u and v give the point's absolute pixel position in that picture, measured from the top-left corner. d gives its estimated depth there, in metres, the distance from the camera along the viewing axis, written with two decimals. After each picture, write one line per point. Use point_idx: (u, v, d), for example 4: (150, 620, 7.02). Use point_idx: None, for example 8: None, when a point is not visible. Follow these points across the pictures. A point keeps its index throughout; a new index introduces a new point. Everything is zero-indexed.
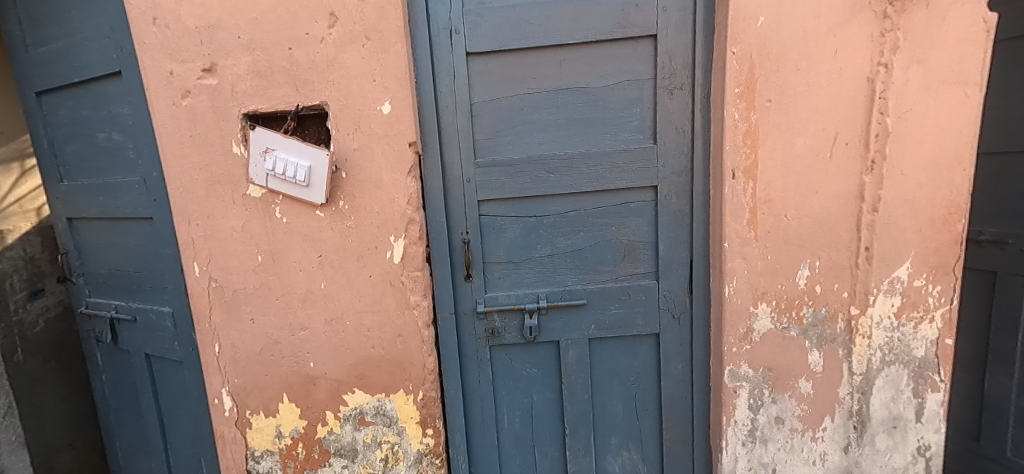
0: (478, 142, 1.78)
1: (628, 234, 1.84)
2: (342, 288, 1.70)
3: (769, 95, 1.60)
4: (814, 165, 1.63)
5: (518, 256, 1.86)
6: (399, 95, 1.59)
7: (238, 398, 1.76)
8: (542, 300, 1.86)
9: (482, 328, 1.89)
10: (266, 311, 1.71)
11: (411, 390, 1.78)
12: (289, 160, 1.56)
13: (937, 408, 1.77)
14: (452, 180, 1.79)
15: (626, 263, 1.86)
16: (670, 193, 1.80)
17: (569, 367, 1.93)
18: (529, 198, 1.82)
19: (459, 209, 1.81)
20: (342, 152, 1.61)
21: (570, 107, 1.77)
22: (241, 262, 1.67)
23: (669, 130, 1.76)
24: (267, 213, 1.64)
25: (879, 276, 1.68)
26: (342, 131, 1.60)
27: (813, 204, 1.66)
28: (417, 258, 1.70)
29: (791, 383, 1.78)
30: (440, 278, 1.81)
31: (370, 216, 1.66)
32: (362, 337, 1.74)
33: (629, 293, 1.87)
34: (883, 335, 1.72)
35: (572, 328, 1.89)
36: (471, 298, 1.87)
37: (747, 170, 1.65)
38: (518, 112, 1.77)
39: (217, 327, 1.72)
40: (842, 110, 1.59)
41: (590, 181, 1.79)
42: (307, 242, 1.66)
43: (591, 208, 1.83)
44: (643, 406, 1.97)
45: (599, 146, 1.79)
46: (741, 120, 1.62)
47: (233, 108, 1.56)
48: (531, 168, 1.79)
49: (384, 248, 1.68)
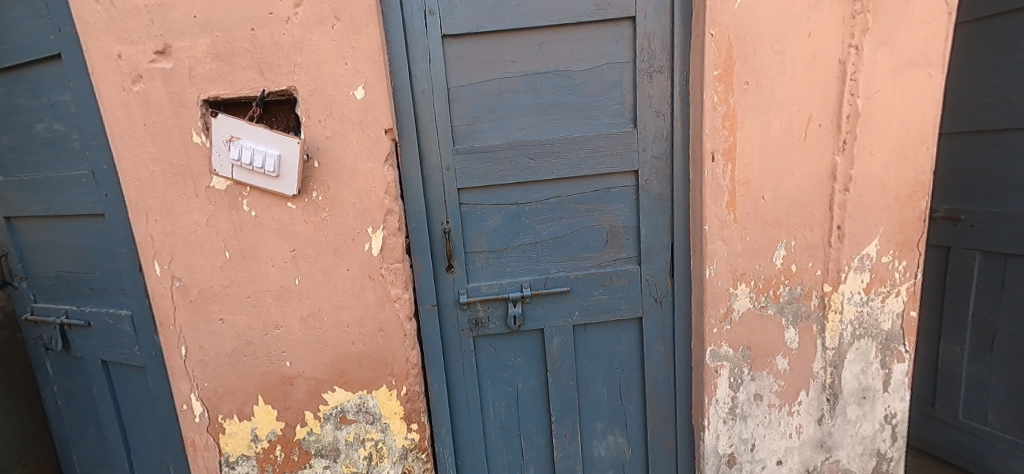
0: (456, 128, 1.73)
1: (610, 219, 1.84)
2: (318, 283, 1.63)
3: (746, 78, 1.61)
4: (791, 147, 1.66)
5: (500, 245, 1.83)
6: (374, 79, 1.51)
7: (209, 403, 1.66)
8: (525, 288, 1.84)
9: (465, 319, 1.85)
10: (236, 310, 1.61)
11: (395, 385, 1.74)
12: (257, 149, 1.46)
13: (903, 377, 1.85)
14: (431, 168, 1.73)
15: (608, 248, 1.86)
16: (650, 177, 1.80)
17: (554, 355, 1.92)
18: (510, 186, 1.78)
19: (438, 198, 1.76)
20: (314, 141, 1.54)
21: (550, 91, 1.73)
22: (207, 259, 1.56)
23: (649, 114, 1.75)
24: (235, 206, 1.54)
25: (851, 254, 1.74)
26: (314, 118, 1.52)
27: (789, 186, 1.69)
28: (397, 249, 1.65)
29: (768, 360, 1.84)
30: (421, 270, 1.76)
31: (346, 208, 1.59)
32: (341, 332, 1.68)
33: (612, 278, 1.87)
34: (854, 309, 1.79)
35: (556, 316, 1.88)
36: (453, 289, 1.83)
37: (726, 153, 1.66)
38: (497, 97, 1.72)
39: (182, 330, 1.60)
40: (816, 92, 1.62)
41: (571, 166, 1.77)
42: (279, 236, 1.58)
43: (573, 194, 1.81)
44: (627, 390, 1.99)
45: (580, 131, 1.76)
46: (720, 103, 1.62)
47: (192, 94, 1.45)
48: (511, 154, 1.75)
49: (361, 240, 1.62)
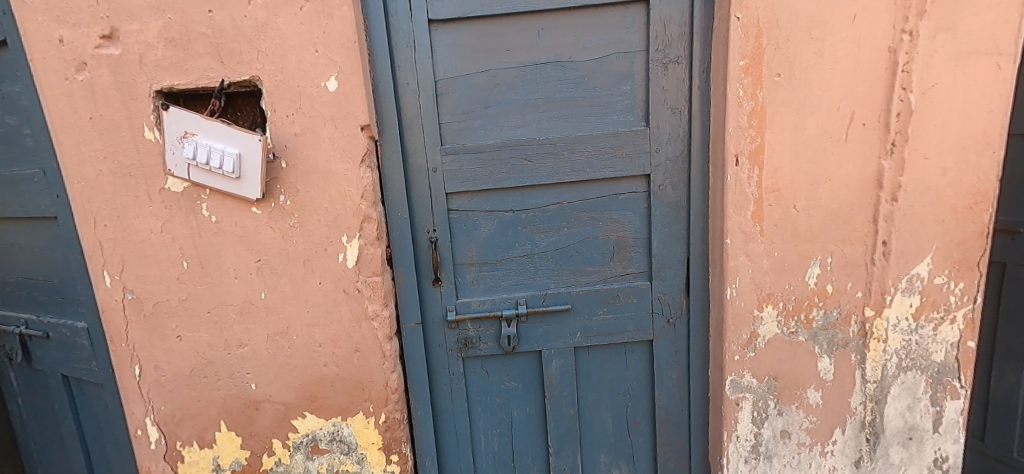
0: (445, 125, 1.54)
1: (618, 229, 1.63)
2: (287, 298, 1.46)
3: (778, 69, 1.39)
4: (829, 150, 1.44)
5: (493, 256, 1.63)
6: (348, 69, 1.34)
7: (166, 428, 1.50)
8: (521, 305, 1.64)
9: (453, 338, 1.67)
10: (196, 326, 1.45)
11: (372, 412, 1.56)
12: (213, 147, 1.29)
13: (957, 416, 1.60)
14: (416, 170, 1.55)
15: (615, 262, 1.65)
16: (664, 183, 1.59)
17: (553, 380, 1.72)
18: (505, 191, 1.59)
19: (424, 203, 1.58)
20: (281, 138, 1.36)
21: (551, 85, 1.54)
22: (162, 269, 1.40)
23: (663, 111, 1.54)
24: (193, 211, 1.37)
25: (897, 274, 1.50)
26: (280, 112, 1.35)
27: (825, 194, 1.46)
28: (375, 261, 1.47)
29: (799, 393, 1.60)
30: (404, 284, 1.58)
31: (317, 214, 1.41)
32: (313, 353, 1.50)
33: (619, 296, 1.66)
34: (900, 338, 1.55)
35: (556, 337, 1.68)
36: (441, 305, 1.64)
37: (753, 155, 1.44)
38: (490, 91, 1.54)
39: (136, 347, 1.44)
40: (860, 86, 1.39)
41: (574, 169, 1.57)
42: (242, 244, 1.41)
43: (575, 201, 1.61)
44: (634, 420, 1.77)
45: (585, 130, 1.56)
46: (746, 98, 1.41)
47: (143, 84, 1.28)
48: (506, 154, 1.56)
49: (335, 249, 1.45)
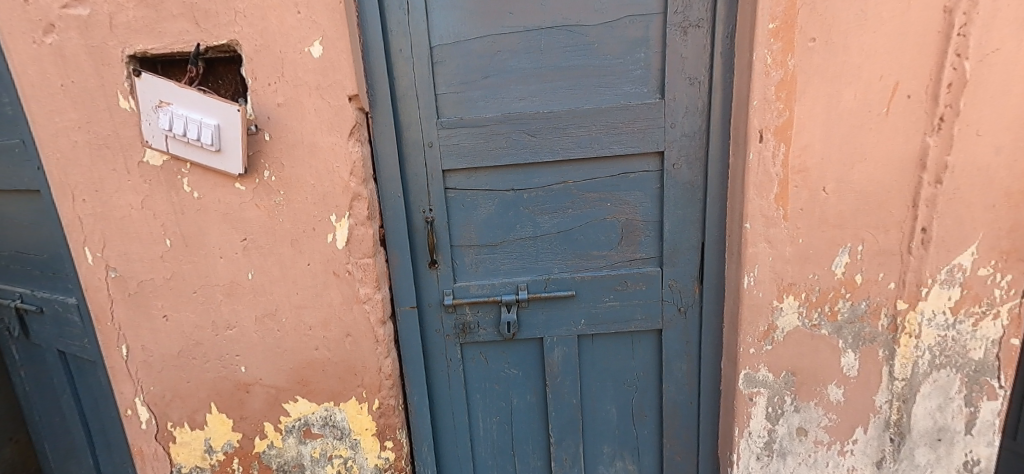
0: (441, 96, 1.44)
1: (627, 211, 1.52)
2: (275, 279, 1.39)
3: (813, 33, 1.23)
4: (866, 126, 1.29)
5: (493, 238, 1.55)
6: (333, 33, 1.22)
7: (156, 409, 1.47)
8: (521, 291, 1.57)
9: (450, 323, 1.60)
10: (181, 307, 1.39)
11: (365, 397, 1.50)
12: (190, 118, 1.20)
13: (993, 418, 1.47)
14: (411, 146, 1.46)
15: (622, 247, 1.55)
16: (679, 161, 1.46)
17: (554, 368, 1.65)
18: (506, 168, 1.49)
19: (420, 181, 1.49)
20: (264, 109, 1.27)
21: (557, 52, 1.41)
22: (143, 247, 1.34)
23: (680, 81, 1.40)
24: (173, 186, 1.30)
25: (936, 264, 1.36)
26: (262, 81, 1.25)
27: (859, 176, 1.32)
28: (366, 242, 1.39)
29: (818, 389, 1.49)
30: (398, 267, 1.50)
31: (304, 191, 1.33)
32: (303, 336, 1.44)
33: (626, 282, 1.56)
34: (934, 334, 1.42)
35: (558, 323, 1.60)
36: (438, 289, 1.58)
37: (780, 131, 1.30)
38: (491, 59, 1.41)
39: (121, 326, 1.39)
40: (906, 52, 1.23)
41: (581, 145, 1.46)
42: (226, 222, 1.34)
43: (581, 180, 1.50)
44: (640, 412, 1.70)
45: (593, 103, 1.44)
46: (775, 67, 1.26)
47: (115, 48, 1.20)
48: (507, 129, 1.45)
49: (323, 229, 1.36)
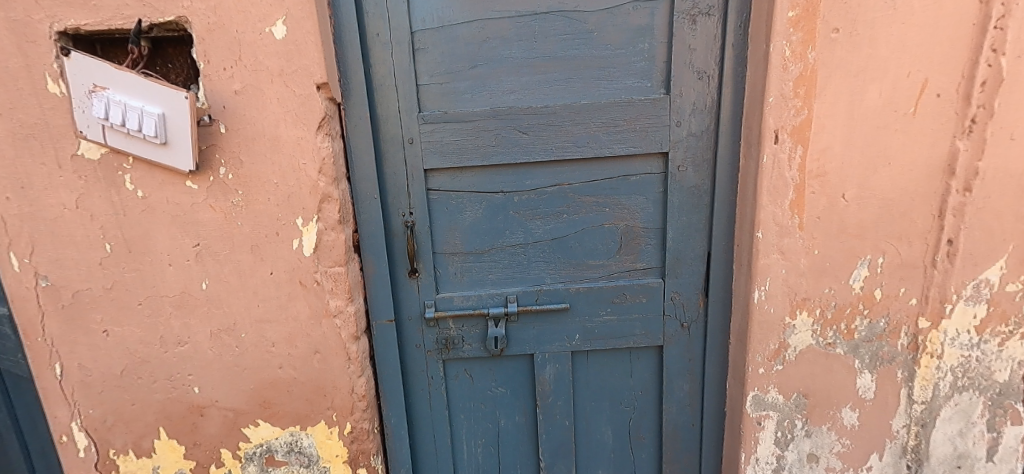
0: (424, 88, 1.29)
1: (627, 217, 1.39)
2: (232, 289, 1.23)
3: (836, 23, 1.11)
4: (891, 127, 1.17)
5: (479, 245, 1.41)
6: (299, 11, 1.08)
7: (96, 435, 1.30)
8: (510, 303, 1.43)
9: (432, 338, 1.46)
10: (124, 320, 1.22)
11: (335, 421, 1.35)
12: (129, 105, 1.05)
13: (1017, 445, 1.36)
14: (390, 142, 1.31)
15: (621, 255, 1.42)
16: (685, 163, 1.33)
17: (546, 387, 1.51)
18: (495, 168, 1.35)
19: (400, 182, 1.34)
20: (218, 97, 1.12)
21: (552, 41, 1.27)
22: (79, 252, 1.17)
23: (688, 75, 1.27)
24: (114, 184, 1.14)
25: (962, 279, 1.25)
26: (216, 65, 1.10)
27: (881, 181, 1.21)
28: (337, 249, 1.25)
29: (832, 413, 1.37)
30: (374, 276, 1.36)
31: (266, 190, 1.18)
32: (265, 354, 1.28)
33: (625, 295, 1.44)
34: (957, 354, 1.30)
35: (550, 339, 1.47)
36: (418, 300, 1.43)
37: (797, 131, 1.18)
38: (479, 47, 1.27)
39: (52, 342, 1.22)
40: (937, 46, 1.11)
41: (578, 145, 1.33)
42: (176, 225, 1.18)
43: (578, 183, 1.37)
44: (638, 434, 1.57)
45: (591, 97, 1.30)
46: (794, 60, 1.13)
47: (42, 23, 1.03)
48: (496, 125, 1.31)
49: (288, 234, 1.21)
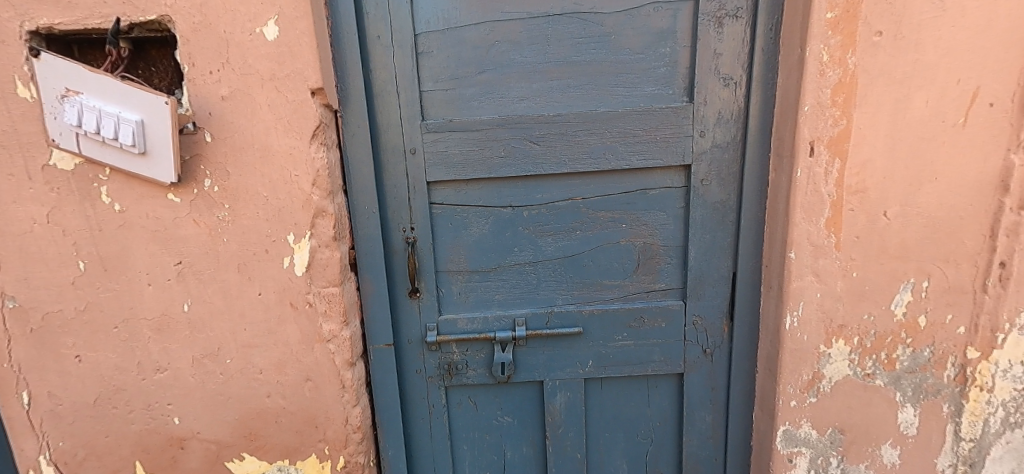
0: (428, 94, 1.20)
1: (645, 235, 1.29)
2: (216, 311, 1.13)
3: (879, 25, 1.01)
4: (938, 139, 1.07)
5: (485, 263, 1.31)
6: (293, 10, 0.99)
7: (66, 469, 1.19)
8: (519, 327, 1.32)
9: (434, 363, 1.35)
10: (98, 344, 1.12)
11: (328, 455, 1.24)
12: (105, 111, 0.96)
13: None
14: (391, 152, 1.22)
15: (639, 276, 1.31)
16: (709, 177, 1.23)
17: (556, 418, 1.39)
18: (503, 181, 1.25)
19: (400, 195, 1.24)
20: (203, 103, 1.02)
21: (566, 44, 1.18)
22: (49, 270, 1.07)
23: (713, 82, 1.17)
24: (89, 196, 1.04)
25: (1016, 306, 1.13)
26: (201, 67, 1.01)
27: (927, 199, 1.10)
28: (331, 268, 1.14)
29: (870, 451, 1.25)
30: (372, 297, 1.26)
31: (255, 204, 1.08)
32: (252, 381, 1.18)
33: (643, 318, 1.33)
34: (1009, 388, 1.18)
35: (561, 365, 1.36)
36: (419, 322, 1.33)
37: (834, 143, 1.08)
38: (487, 51, 1.18)
39: (18, 369, 1.12)
40: (991, 49, 1.01)
41: (593, 156, 1.23)
42: (156, 241, 1.08)
43: (593, 197, 1.27)
44: (655, 468, 1.45)
45: (608, 105, 1.21)
46: (832, 65, 1.04)
47: (13, 22, 0.95)
48: (505, 134, 1.21)
49: (278, 251, 1.11)
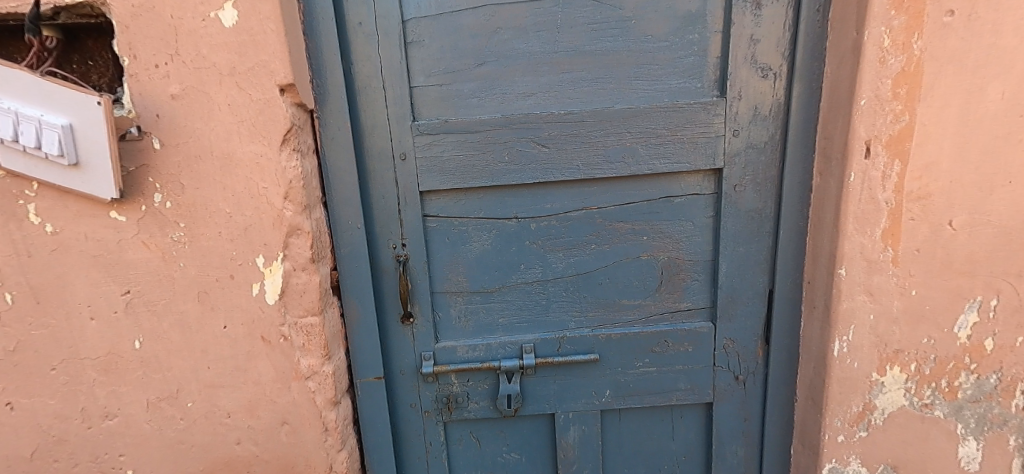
0: (419, 90, 1.04)
1: (669, 248, 1.13)
2: (174, 347, 0.97)
3: (952, 3, 0.85)
4: (1015, 136, 0.90)
5: (487, 283, 1.15)
6: None
7: None
8: (526, 354, 1.17)
9: (430, 397, 1.19)
10: (33, 389, 0.95)
11: None
12: (24, 114, 0.78)
13: None
14: (377, 158, 1.05)
15: (662, 295, 1.16)
16: (744, 182, 1.07)
17: (569, 454, 1.24)
18: (508, 190, 1.09)
19: (390, 207, 1.08)
20: (148, 103, 0.85)
21: (579, 31, 1.02)
22: None
23: (749, 73, 1.02)
24: (14, 216, 0.87)
25: None
26: (145, 60, 0.84)
27: (1000, 206, 0.94)
28: (309, 295, 0.98)
29: None
30: (359, 324, 1.10)
31: (216, 222, 0.91)
32: (219, 427, 1.01)
33: (667, 342, 1.17)
34: None
35: (574, 396, 1.20)
36: (413, 351, 1.16)
37: (894, 143, 0.93)
38: (487, 40, 1.02)
39: None
40: None
41: (610, 160, 1.07)
42: (98, 267, 0.91)
43: (610, 206, 1.11)
44: None
45: (627, 101, 1.05)
46: (894, 51, 0.89)
47: None
48: (509, 136, 1.05)
49: (245, 277, 0.95)
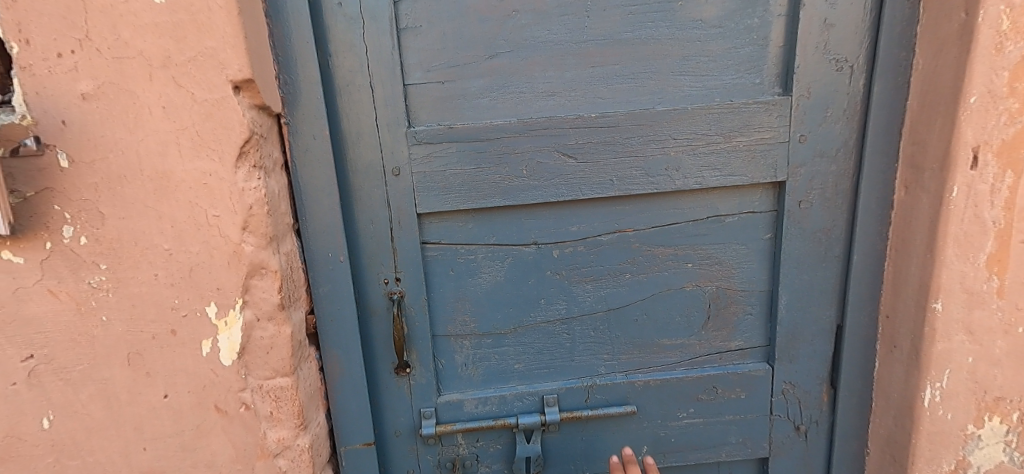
0: (415, 89, 0.83)
1: (719, 278, 0.94)
2: (96, 427, 0.74)
3: None
4: None
5: (501, 324, 0.94)
6: None
7: None
8: (548, 409, 0.96)
9: (433, 462, 0.98)
10: None
11: None
12: None
13: None
14: (363, 174, 0.84)
15: (709, 333, 0.97)
16: (810, 198, 0.89)
17: None
18: (525, 211, 0.89)
19: (380, 234, 0.86)
20: (50, 106, 0.63)
21: (613, 15, 0.82)
22: None
23: (820, 65, 0.83)
24: None
25: None
26: (43, 47, 0.61)
27: None
28: (277, 351, 0.76)
29: None
30: (344, 380, 0.89)
31: (151, 263, 0.69)
32: None
33: (714, 388, 0.99)
34: None
35: (606, 455, 1.00)
36: (411, 408, 0.95)
37: (1007, 150, 0.73)
38: (500, 25, 0.82)
39: None
40: None
41: (651, 173, 0.88)
42: None
43: (648, 229, 0.91)
44: None
45: (671, 101, 0.86)
46: (1014, 35, 0.70)
47: None
48: (528, 144, 0.85)
49: (191, 333, 0.72)
